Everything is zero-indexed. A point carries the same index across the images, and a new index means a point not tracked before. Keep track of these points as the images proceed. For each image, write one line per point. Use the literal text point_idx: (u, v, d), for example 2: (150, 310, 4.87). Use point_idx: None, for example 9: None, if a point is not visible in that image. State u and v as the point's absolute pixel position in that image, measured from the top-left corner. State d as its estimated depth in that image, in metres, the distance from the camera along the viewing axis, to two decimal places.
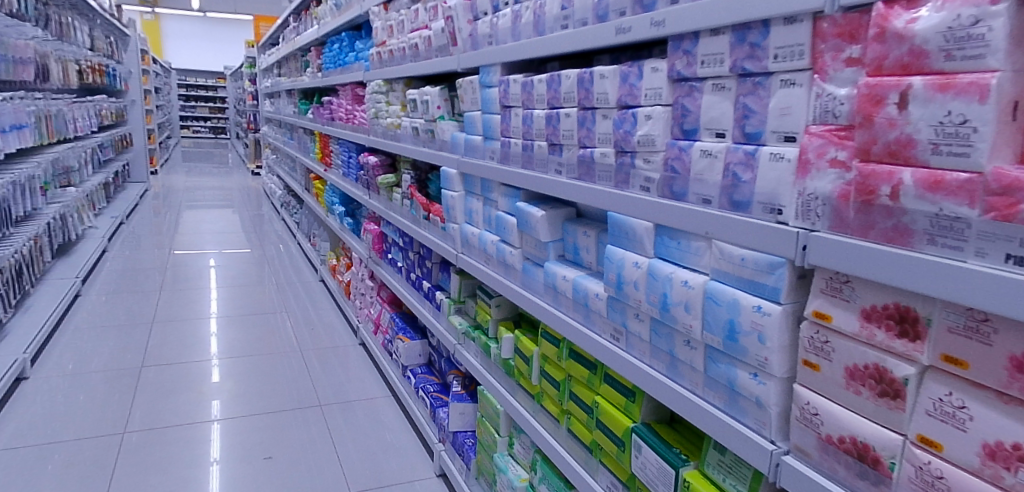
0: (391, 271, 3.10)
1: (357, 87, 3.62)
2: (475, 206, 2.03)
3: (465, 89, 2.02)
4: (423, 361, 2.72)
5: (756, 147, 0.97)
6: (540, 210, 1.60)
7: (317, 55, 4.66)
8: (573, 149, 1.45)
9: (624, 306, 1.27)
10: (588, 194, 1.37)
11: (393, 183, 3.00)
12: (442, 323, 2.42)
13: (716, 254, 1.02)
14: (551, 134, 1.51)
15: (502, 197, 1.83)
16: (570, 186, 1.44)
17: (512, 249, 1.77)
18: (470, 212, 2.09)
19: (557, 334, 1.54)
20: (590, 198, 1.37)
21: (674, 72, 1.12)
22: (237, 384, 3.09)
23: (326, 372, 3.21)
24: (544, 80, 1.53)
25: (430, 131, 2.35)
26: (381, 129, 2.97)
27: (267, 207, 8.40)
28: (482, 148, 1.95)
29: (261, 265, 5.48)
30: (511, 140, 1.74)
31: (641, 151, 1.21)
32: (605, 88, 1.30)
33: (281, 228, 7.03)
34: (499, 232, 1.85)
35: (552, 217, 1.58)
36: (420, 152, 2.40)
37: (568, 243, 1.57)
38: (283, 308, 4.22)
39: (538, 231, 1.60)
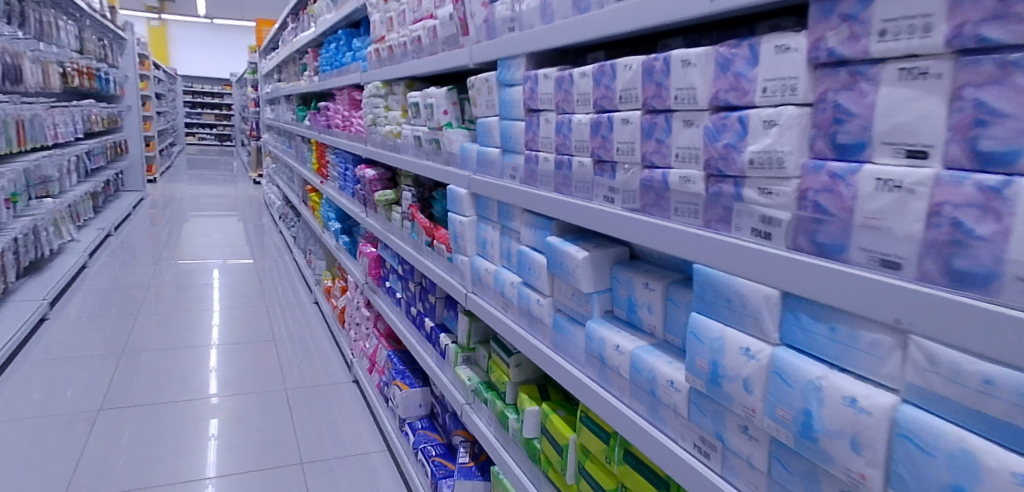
0: (388, 301, 2.67)
1: (355, 90, 3.21)
2: (489, 235, 1.60)
3: (477, 89, 1.60)
4: (425, 413, 2.29)
5: (1008, 179, 0.54)
6: (580, 250, 1.18)
7: (314, 57, 4.27)
8: (631, 169, 1.03)
9: (719, 410, 0.84)
10: (658, 235, 0.94)
11: (392, 201, 2.58)
12: (446, 374, 1.99)
13: (919, 364, 0.58)
14: (600, 147, 1.09)
15: (525, 227, 1.40)
16: (628, 222, 1.01)
17: (538, 297, 1.35)
18: (482, 243, 1.66)
19: (605, 424, 1.11)
20: (663, 242, 0.93)
21: (821, 52, 0.70)
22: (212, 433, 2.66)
23: (314, 418, 2.79)
24: (590, 73, 1.11)
25: (434, 141, 1.93)
26: (379, 139, 2.56)
27: (266, 217, 8.02)
28: (500, 164, 1.52)
29: (252, 282, 5.06)
30: (539, 153, 1.32)
31: (755, 177, 0.78)
32: (689, 81, 0.88)
33: (278, 241, 6.63)
34: (520, 272, 1.42)
35: (599, 260, 1.16)
36: (422, 166, 1.98)
37: (619, 295, 1.14)
38: (272, 335, 3.80)
39: (576, 278, 1.17)
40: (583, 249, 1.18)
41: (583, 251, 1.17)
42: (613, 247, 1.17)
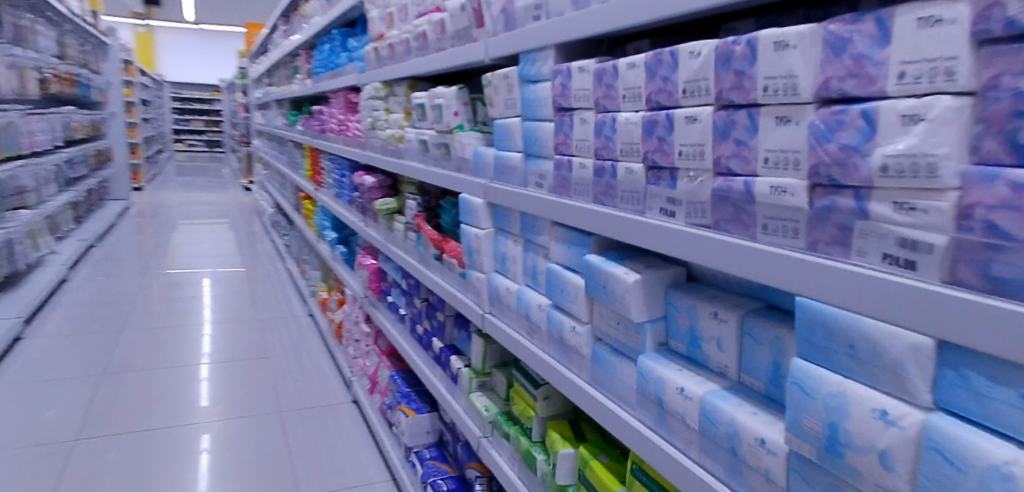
0: (390, 317, 2.48)
1: (351, 92, 3.02)
2: (510, 250, 1.42)
3: (495, 87, 1.43)
4: (433, 441, 2.11)
5: None
6: (628, 271, 1.00)
7: (307, 60, 4.08)
8: (699, 177, 0.85)
9: (837, 484, 0.66)
10: (741, 258, 0.77)
11: (394, 210, 2.39)
12: (458, 401, 1.80)
13: None
14: (656, 151, 0.92)
15: (555, 243, 1.22)
16: (698, 241, 0.84)
17: (573, 323, 1.16)
18: (501, 258, 1.48)
19: (665, 481, 0.93)
20: (750, 267, 0.76)
21: (994, 22, 0.52)
22: (200, 463, 2.45)
23: (307, 444, 2.58)
24: (642, 64, 0.94)
25: (443, 145, 1.75)
26: (379, 143, 2.38)
27: (257, 224, 7.79)
28: (523, 171, 1.34)
29: (243, 293, 4.84)
30: (573, 158, 1.15)
31: (888, 188, 0.61)
32: (788, 67, 0.70)
33: (270, 249, 6.41)
34: (549, 293, 1.24)
35: (653, 283, 0.98)
36: (429, 173, 1.80)
37: (677, 325, 0.97)
38: (264, 352, 3.59)
39: (625, 305, 0.99)
40: (632, 269, 1.00)
41: (632, 273, 0.99)
42: (667, 268, 0.99)
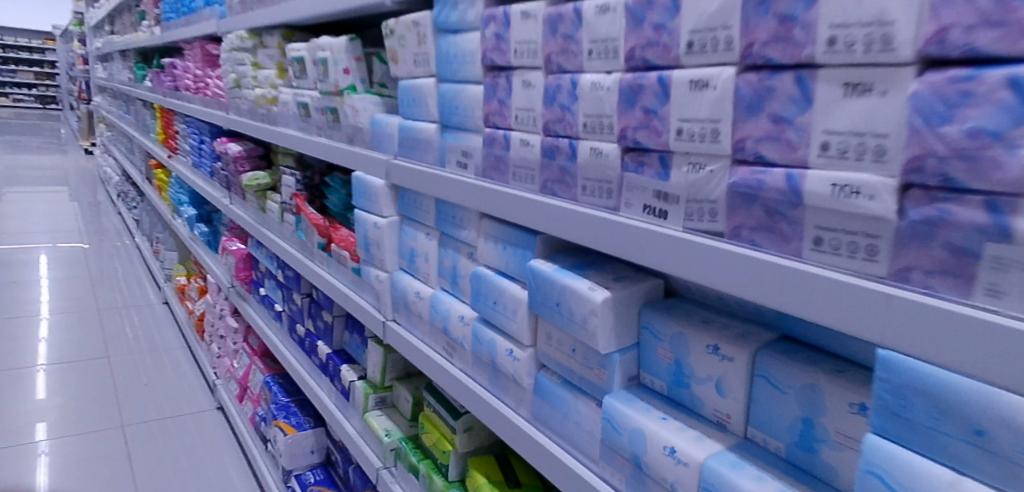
0: (262, 313, 2.11)
1: (209, 43, 2.53)
2: (422, 245, 1.14)
3: (400, 38, 1.12)
4: (318, 461, 1.80)
5: None
6: (596, 286, 0.76)
7: (155, 2, 3.45)
8: (706, 166, 0.62)
9: None
10: (778, 284, 0.54)
11: (266, 186, 2.01)
12: (350, 421, 1.50)
13: None
14: (640, 127, 0.67)
15: (485, 241, 0.96)
16: (707, 254, 0.60)
17: (510, 346, 0.91)
18: (408, 254, 1.19)
19: None
20: (791, 298, 0.53)
21: None
22: None
23: (158, 463, 2.17)
24: (621, 7, 0.68)
25: (329, 109, 1.42)
26: (246, 105, 1.97)
27: (102, 194, 6.82)
28: (439, 147, 1.06)
29: (83, 275, 4.15)
30: (512, 133, 0.88)
31: None
32: (874, 9, 0.47)
33: (117, 222, 5.59)
34: (475, 304, 0.98)
35: (627, 304, 0.75)
36: (314, 145, 1.46)
37: (658, 356, 0.74)
38: (108, 348, 3.04)
39: (589, 331, 0.75)
40: (599, 283, 0.76)
41: (600, 289, 0.75)
42: (642, 282, 0.76)
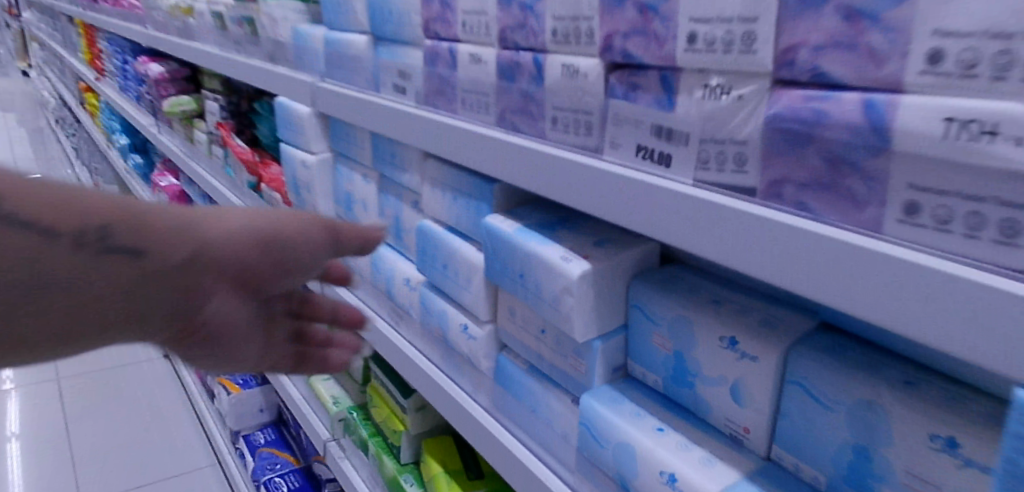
0: None
1: None
2: (359, 189, 0.93)
3: None
4: (269, 420, 1.65)
5: None
6: (572, 255, 0.57)
7: None
8: (731, 88, 0.42)
9: None
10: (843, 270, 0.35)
11: (193, 114, 1.75)
12: (295, 383, 1.33)
13: None
14: (634, 33, 0.47)
15: (429, 187, 0.76)
16: (726, 223, 0.41)
17: (463, 321, 0.73)
18: (344, 200, 0.98)
19: None
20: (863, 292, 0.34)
21: None
22: None
23: (94, 425, 2.02)
24: None
25: (247, 20, 1.17)
26: (163, 18, 1.69)
27: (41, 121, 6.34)
28: (372, 65, 0.84)
29: None
30: (459, 46, 0.67)
31: None
32: None
33: (58, 153, 5.20)
34: (421, 266, 0.79)
35: (611, 279, 0.57)
36: (234, 65, 1.22)
37: (653, 345, 0.57)
38: None
39: (561, 312, 0.57)
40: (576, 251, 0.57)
41: (577, 260, 0.56)
42: (631, 249, 0.58)
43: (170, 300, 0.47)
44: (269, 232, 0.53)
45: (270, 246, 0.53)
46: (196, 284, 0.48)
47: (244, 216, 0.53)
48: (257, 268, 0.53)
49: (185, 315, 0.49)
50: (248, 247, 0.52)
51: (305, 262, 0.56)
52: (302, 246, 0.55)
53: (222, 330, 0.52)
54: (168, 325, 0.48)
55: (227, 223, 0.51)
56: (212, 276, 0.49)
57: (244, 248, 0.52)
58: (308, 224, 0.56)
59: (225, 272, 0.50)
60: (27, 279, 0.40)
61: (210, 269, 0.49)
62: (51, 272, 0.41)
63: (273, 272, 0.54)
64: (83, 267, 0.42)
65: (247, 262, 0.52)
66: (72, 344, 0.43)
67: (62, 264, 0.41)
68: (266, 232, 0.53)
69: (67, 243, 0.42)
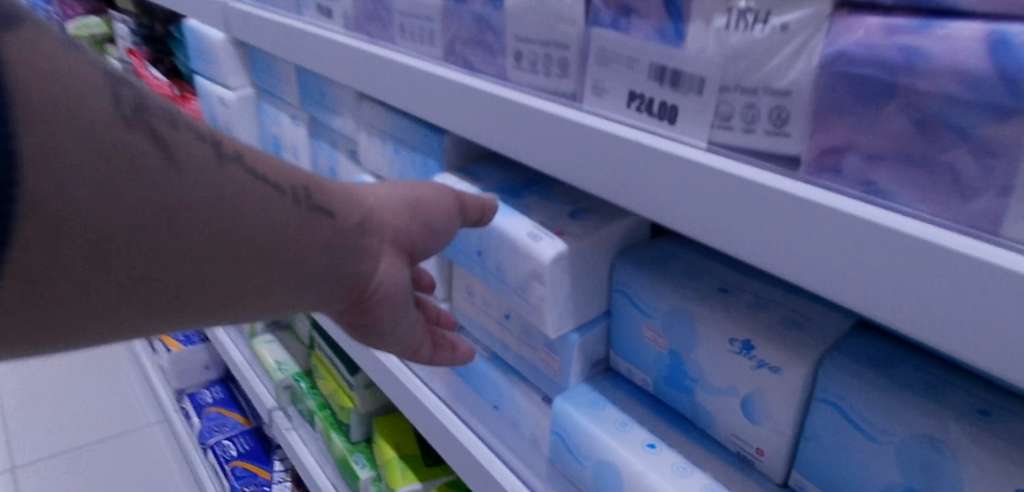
0: None
1: None
2: (286, 134, 0.79)
3: None
4: (216, 378, 1.54)
5: None
6: (544, 232, 0.46)
7: None
8: (771, 13, 0.29)
9: None
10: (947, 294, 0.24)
11: (105, 37, 1.53)
12: (236, 345, 1.22)
13: None
14: None
15: (366, 137, 0.63)
16: (756, 216, 0.30)
17: None
18: (271, 147, 0.84)
19: None
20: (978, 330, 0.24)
21: None
22: None
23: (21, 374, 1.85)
24: None
25: None
26: None
27: None
28: None
29: None
30: None
31: None
32: None
33: None
34: None
35: (591, 261, 0.46)
36: None
37: (641, 339, 0.47)
38: None
39: (531, 302, 0.47)
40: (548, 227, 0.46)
41: (550, 238, 0.45)
42: (615, 223, 0.47)
43: (333, 261, 0.38)
44: (419, 198, 0.45)
45: (421, 213, 0.45)
46: (356, 245, 0.40)
47: (387, 187, 0.45)
48: (405, 239, 0.44)
49: (345, 280, 0.40)
50: (401, 215, 0.43)
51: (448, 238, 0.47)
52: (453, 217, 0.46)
53: (368, 306, 0.43)
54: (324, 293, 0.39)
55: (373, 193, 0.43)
56: (371, 238, 0.41)
57: (396, 214, 0.43)
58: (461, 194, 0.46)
59: (381, 236, 0.42)
60: (203, 212, 0.31)
61: (367, 230, 0.40)
62: (232, 208, 0.32)
63: (423, 245, 0.45)
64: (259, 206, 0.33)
65: (397, 230, 0.43)
66: (253, 299, 0.35)
67: (257, 202, 0.33)
68: (411, 199, 0.45)
69: (256, 176, 0.33)
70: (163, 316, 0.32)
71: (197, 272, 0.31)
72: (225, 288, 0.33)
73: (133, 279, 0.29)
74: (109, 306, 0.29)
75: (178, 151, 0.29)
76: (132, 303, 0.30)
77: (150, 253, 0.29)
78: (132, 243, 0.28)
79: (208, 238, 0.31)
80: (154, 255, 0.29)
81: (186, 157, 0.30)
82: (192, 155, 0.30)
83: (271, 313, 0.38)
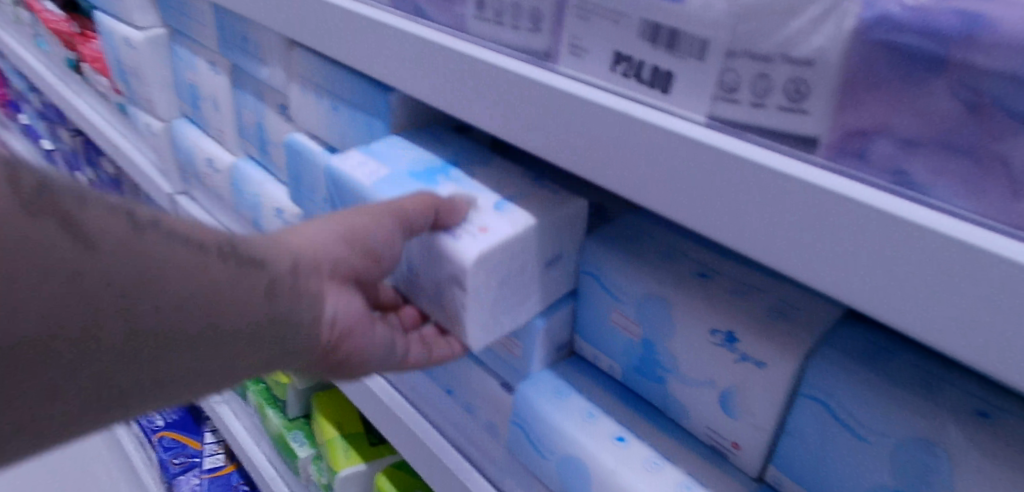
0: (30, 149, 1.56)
1: None
2: (206, 83, 0.70)
3: None
4: None
5: None
6: (467, 227, 0.38)
7: None
8: None
9: None
10: (1002, 311, 0.21)
11: None
12: None
13: None
14: None
15: (297, 90, 0.55)
16: (768, 206, 0.26)
17: None
18: (187, 96, 0.75)
19: None
20: None
21: None
22: None
23: None
24: None
25: None
26: None
27: None
28: None
29: None
30: None
31: None
32: None
33: None
34: (295, 195, 0.60)
35: (518, 260, 0.39)
36: None
37: (610, 325, 0.43)
38: None
39: (450, 311, 0.40)
40: (470, 218, 0.39)
41: (510, 212, 0.40)
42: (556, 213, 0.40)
43: (273, 314, 0.33)
44: (353, 227, 0.37)
45: (365, 243, 0.37)
46: (293, 293, 0.35)
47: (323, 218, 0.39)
48: (351, 270, 0.38)
49: (301, 332, 0.36)
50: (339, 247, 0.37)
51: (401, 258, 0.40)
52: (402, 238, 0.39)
53: (328, 351, 0.38)
54: (277, 354, 0.35)
55: (305, 227, 0.38)
56: (310, 280, 0.36)
57: (331, 247, 0.37)
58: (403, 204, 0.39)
59: (320, 274, 0.37)
60: (112, 295, 0.27)
61: (304, 271, 0.36)
62: (150, 285, 0.28)
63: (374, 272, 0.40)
64: (174, 270, 0.29)
65: (339, 266, 0.38)
66: (205, 374, 0.32)
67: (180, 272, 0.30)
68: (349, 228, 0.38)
69: (174, 244, 0.30)
70: (103, 402, 0.29)
71: (119, 354, 0.28)
72: (153, 367, 0.30)
73: (46, 378, 0.26)
74: (27, 405, 0.26)
75: (84, 232, 0.27)
76: (59, 400, 0.27)
77: (69, 348, 0.26)
78: (42, 339, 0.26)
79: (128, 321, 0.28)
80: (64, 346, 0.26)
81: (96, 237, 0.27)
82: (103, 234, 0.27)
83: (234, 380, 0.34)
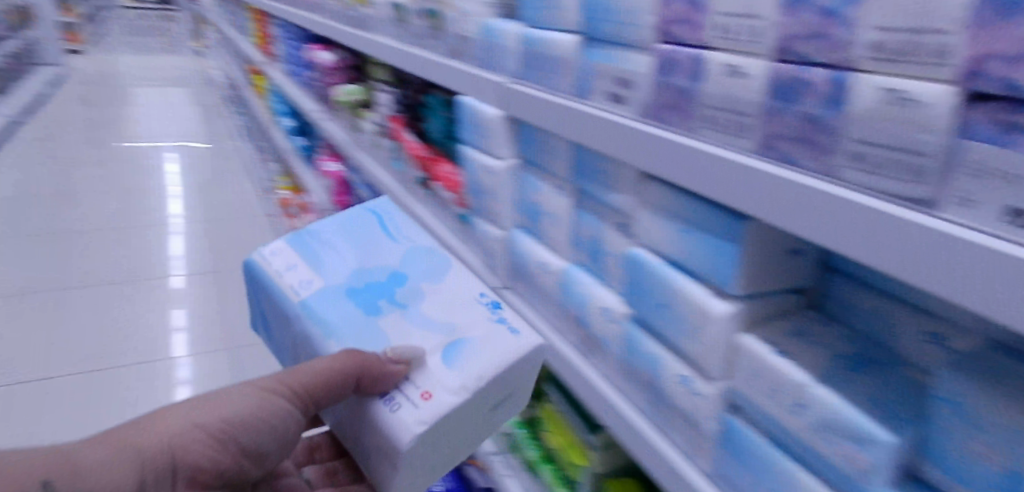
0: None
1: None
2: (548, 201, 0.87)
3: None
4: None
5: None
6: (410, 395, 0.64)
7: None
8: None
9: None
10: None
11: (362, 103, 1.83)
12: None
13: None
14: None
15: (649, 215, 0.67)
16: None
17: (260, 336, 0.89)
18: (527, 211, 0.93)
19: None
20: None
21: None
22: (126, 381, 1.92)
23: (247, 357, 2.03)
24: None
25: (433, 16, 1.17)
26: (338, 8, 1.77)
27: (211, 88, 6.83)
28: (579, 69, 0.76)
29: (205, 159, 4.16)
30: (709, 55, 0.56)
31: None
32: None
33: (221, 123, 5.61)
34: (631, 299, 0.71)
35: (457, 413, 0.63)
36: (413, 60, 1.22)
37: (970, 454, 0.44)
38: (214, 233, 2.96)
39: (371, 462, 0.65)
40: (415, 382, 0.65)
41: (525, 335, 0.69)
42: (510, 350, 0.67)
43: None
44: (231, 420, 0.62)
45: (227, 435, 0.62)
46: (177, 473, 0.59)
47: (206, 409, 0.63)
48: (227, 447, 0.62)
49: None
50: (211, 440, 0.61)
51: (293, 419, 0.66)
52: (286, 409, 0.65)
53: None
54: None
55: (192, 419, 0.62)
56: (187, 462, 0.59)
57: (203, 437, 0.61)
58: (320, 365, 0.64)
59: (196, 455, 0.60)
60: None
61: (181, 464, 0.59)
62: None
63: (254, 444, 0.64)
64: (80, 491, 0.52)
65: (217, 448, 0.61)
66: None
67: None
68: (234, 420, 0.63)
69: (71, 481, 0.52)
70: None
71: None
72: None
73: None
74: None
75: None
76: None
77: None
78: None
79: None
80: None
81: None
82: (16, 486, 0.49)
83: None
